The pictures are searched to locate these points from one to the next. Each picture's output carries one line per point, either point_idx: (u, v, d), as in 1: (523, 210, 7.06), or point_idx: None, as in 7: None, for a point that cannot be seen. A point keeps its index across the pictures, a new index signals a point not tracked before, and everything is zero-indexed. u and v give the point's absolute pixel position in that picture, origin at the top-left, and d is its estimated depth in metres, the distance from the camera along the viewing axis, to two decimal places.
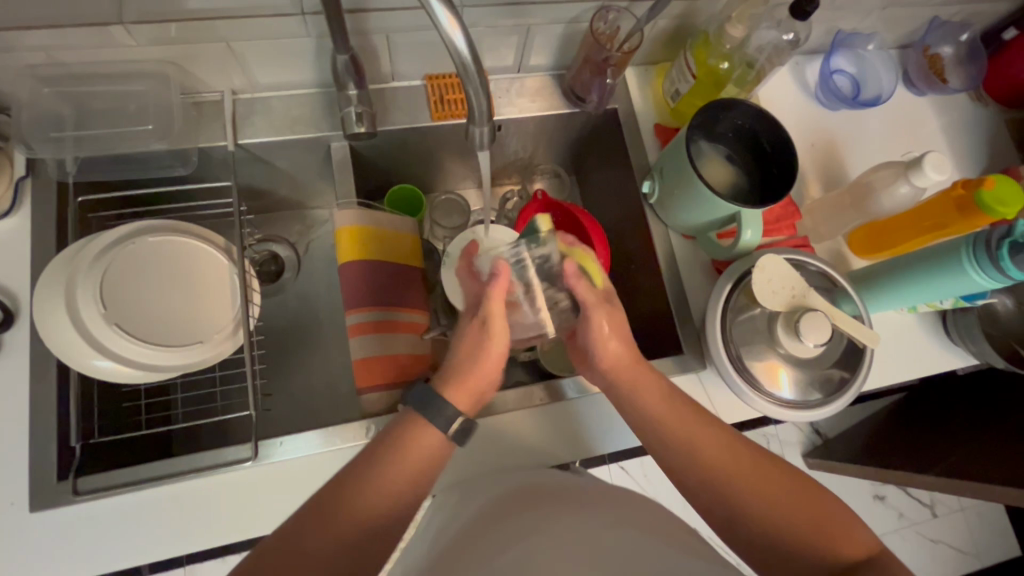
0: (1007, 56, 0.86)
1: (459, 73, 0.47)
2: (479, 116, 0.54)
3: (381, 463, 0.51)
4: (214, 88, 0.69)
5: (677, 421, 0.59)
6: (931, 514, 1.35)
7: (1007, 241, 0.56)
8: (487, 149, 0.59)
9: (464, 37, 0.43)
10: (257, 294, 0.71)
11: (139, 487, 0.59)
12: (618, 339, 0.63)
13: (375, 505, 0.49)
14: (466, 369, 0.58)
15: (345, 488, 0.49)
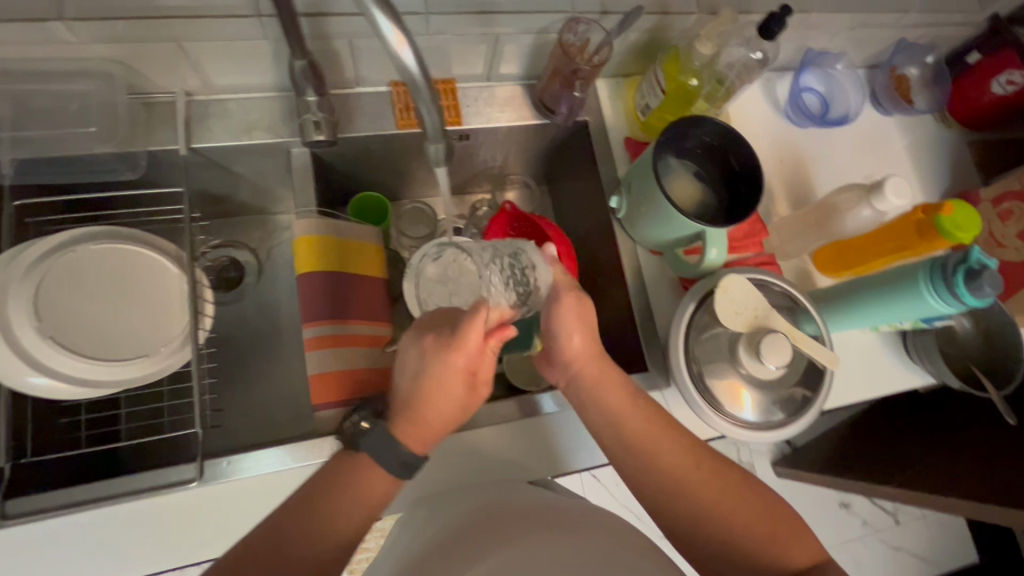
0: (972, 79, 0.87)
1: (409, 88, 0.46)
2: (433, 130, 0.52)
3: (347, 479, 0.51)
4: (166, 89, 0.66)
5: (637, 433, 0.58)
6: (894, 522, 1.37)
7: (963, 267, 0.57)
8: (444, 165, 0.57)
9: (412, 52, 0.42)
10: (210, 304, 0.68)
11: (74, 510, 0.56)
12: (586, 335, 0.60)
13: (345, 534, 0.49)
14: (431, 413, 0.54)
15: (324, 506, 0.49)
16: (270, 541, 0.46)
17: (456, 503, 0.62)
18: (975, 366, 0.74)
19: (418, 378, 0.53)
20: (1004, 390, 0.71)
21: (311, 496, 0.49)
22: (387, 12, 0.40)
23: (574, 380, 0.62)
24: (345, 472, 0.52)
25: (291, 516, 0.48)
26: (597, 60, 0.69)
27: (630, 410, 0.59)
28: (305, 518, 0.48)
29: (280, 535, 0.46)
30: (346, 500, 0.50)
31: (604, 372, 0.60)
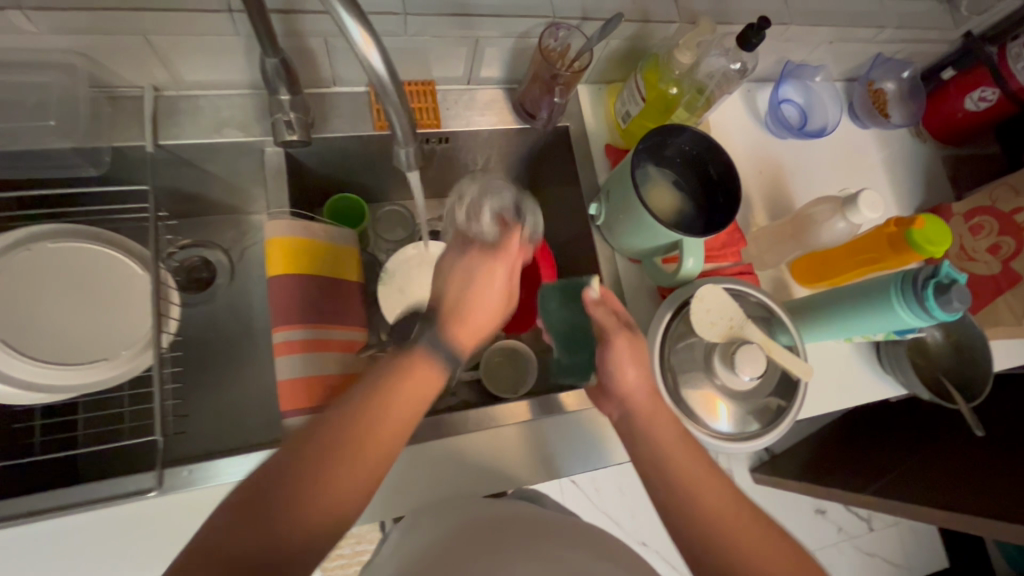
0: (947, 94, 0.89)
1: (377, 91, 0.45)
2: (403, 134, 0.51)
3: (388, 398, 0.46)
4: (134, 83, 0.64)
5: (686, 472, 0.52)
6: (868, 528, 1.39)
7: (932, 281, 0.57)
8: (415, 170, 0.56)
9: (379, 55, 0.41)
10: (177, 307, 0.66)
11: (22, 521, 0.53)
12: (644, 373, 0.57)
13: (382, 449, 0.45)
14: (481, 310, 0.54)
15: (358, 425, 0.45)
16: (299, 461, 0.43)
17: (428, 517, 0.61)
18: (944, 378, 0.76)
19: (468, 273, 0.55)
20: (972, 402, 0.73)
21: (342, 416, 0.45)
22: (352, 14, 0.39)
23: (628, 416, 0.57)
24: (379, 384, 0.47)
25: (322, 435, 0.44)
26: (574, 65, 0.68)
27: (685, 450, 0.54)
28: (337, 432, 0.44)
29: (310, 456, 0.43)
30: (383, 414, 0.46)
31: (660, 411, 0.56)
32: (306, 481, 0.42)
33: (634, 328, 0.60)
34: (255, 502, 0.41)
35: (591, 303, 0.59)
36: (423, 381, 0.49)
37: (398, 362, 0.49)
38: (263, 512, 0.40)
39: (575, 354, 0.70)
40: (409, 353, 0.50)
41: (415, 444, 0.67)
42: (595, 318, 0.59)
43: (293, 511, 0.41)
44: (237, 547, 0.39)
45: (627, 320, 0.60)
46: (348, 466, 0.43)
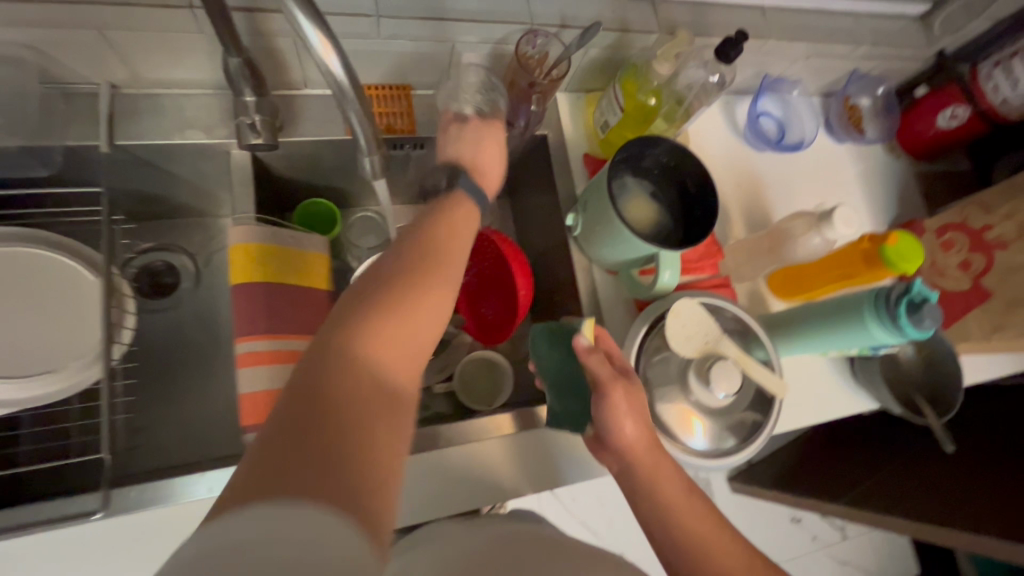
0: (918, 111, 0.90)
1: (336, 98, 0.43)
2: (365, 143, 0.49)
3: (444, 225, 0.50)
4: (89, 80, 0.61)
5: (689, 524, 0.54)
6: (842, 536, 1.40)
7: (905, 299, 0.57)
8: (382, 178, 0.54)
9: (339, 60, 0.39)
10: (133, 316, 0.63)
11: None
12: (640, 423, 0.56)
13: (457, 265, 0.48)
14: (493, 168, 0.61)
15: (430, 245, 0.47)
16: (390, 282, 0.43)
17: None
18: (920, 395, 0.76)
19: (478, 136, 0.61)
20: (943, 416, 0.74)
21: (404, 248, 0.46)
22: (310, 16, 0.37)
23: (628, 469, 0.56)
24: (426, 225, 0.49)
25: (391, 265, 0.44)
26: (554, 72, 0.67)
27: (686, 501, 0.55)
28: (413, 251, 0.46)
29: (389, 280, 0.43)
30: (449, 241, 0.49)
31: (660, 462, 0.56)
32: (403, 288, 0.42)
33: (628, 372, 0.58)
34: (347, 322, 0.39)
35: (581, 352, 0.56)
36: (465, 218, 0.52)
37: (436, 205, 0.53)
38: (374, 318, 0.40)
39: (568, 402, 0.64)
40: (445, 201, 0.53)
41: None
42: (591, 370, 0.55)
43: (401, 317, 0.41)
44: (356, 342, 0.38)
45: (621, 366, 0.58)
46: (428, 283, 0.44)
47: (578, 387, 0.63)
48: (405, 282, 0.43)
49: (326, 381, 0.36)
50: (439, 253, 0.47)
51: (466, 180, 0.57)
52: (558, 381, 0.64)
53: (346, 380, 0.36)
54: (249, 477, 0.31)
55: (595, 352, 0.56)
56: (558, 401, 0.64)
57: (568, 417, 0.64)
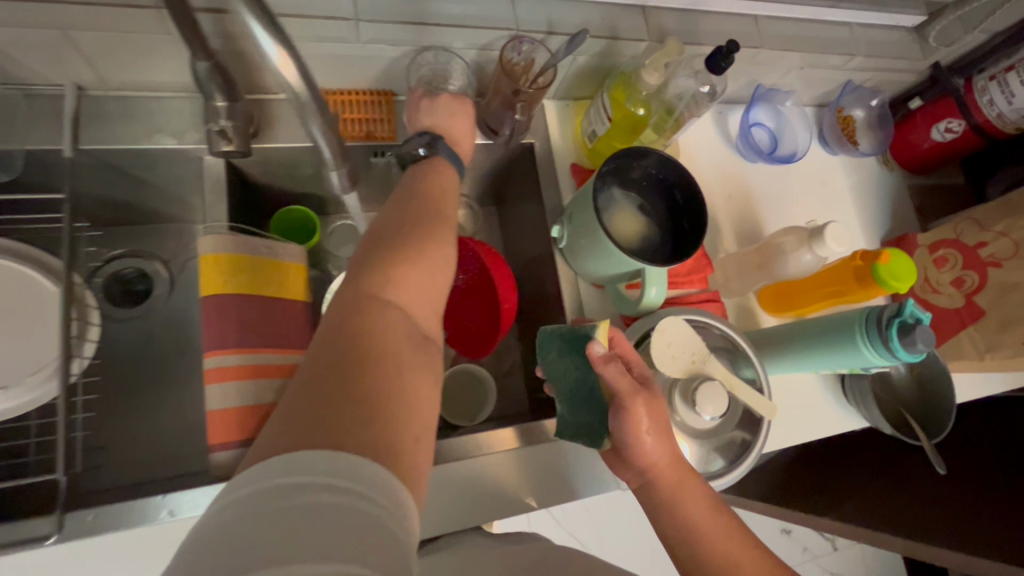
0: (912, 124, 0.89)
1: (297, 111, 0.41)
2: (330, 158, 0.47)
3: (430, 185, 0.52)
4: (53, 81, 0.58)
5: (716, 546, 0.52)
6: (832, 548, 1.39)
7: (897, 321, 0.55)
8: (351, 193, 0.51)
9: (296, 71, 0.37)
10: (96, 328, 0.61)
11: None
12: (663, 440, 0.53)
13: (450, 219, 0.50)
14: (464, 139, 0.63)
15: (420, 203, 0.49)
16: (387, 241, 0.45)
17: None
18: (908, 412, 0.74)
19: (446, 109, 0.62)
20: (935, 438, 0.72)
21: (399, 208, 0.48)
22: (265, 27, 0.35)
23: (652, 485, 0.54)
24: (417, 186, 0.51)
25: (388, 225, 0.47)
26: (540, 81, 0.65)
27: (713, 522, 0.53)
28: (403, 210, 0.48)
29: (390, 238, 0.45)
30: (439, 200, 0.51)
31: (685, 480, 0.54)
32: (402, 243, 0.45)
33: (649, 380, 0.55)
34: (359, 280, 0.42)
35: (598, 361, 0.54)
36: (452, 178, 0.55)
37: (419, 168, 0.55)
38: (380, 275, 0.42)
39: (579, 411, 0.60)
40: (431, 163, 0.55)
41: None
42: (608, 381, 0.53)
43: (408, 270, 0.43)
44: (367, 298, 0.41)
45: (640, 375, 0.55)
46: (429, 236, 0.46)
47: (591, 399, 0.59)
48: (406, 237, 0.45)
49: (347, 333, 0.38)
50: (431, 211, 0.49)
51: (443, 145, 0.58)
52: (569, 388, 0.61)
53: (367, 331, 0.39)
54: (291, 426, 0.33)
55: (608, 362, 0.54)
56: (569, 409, 0.60)
57: (578, 429, 0.59)
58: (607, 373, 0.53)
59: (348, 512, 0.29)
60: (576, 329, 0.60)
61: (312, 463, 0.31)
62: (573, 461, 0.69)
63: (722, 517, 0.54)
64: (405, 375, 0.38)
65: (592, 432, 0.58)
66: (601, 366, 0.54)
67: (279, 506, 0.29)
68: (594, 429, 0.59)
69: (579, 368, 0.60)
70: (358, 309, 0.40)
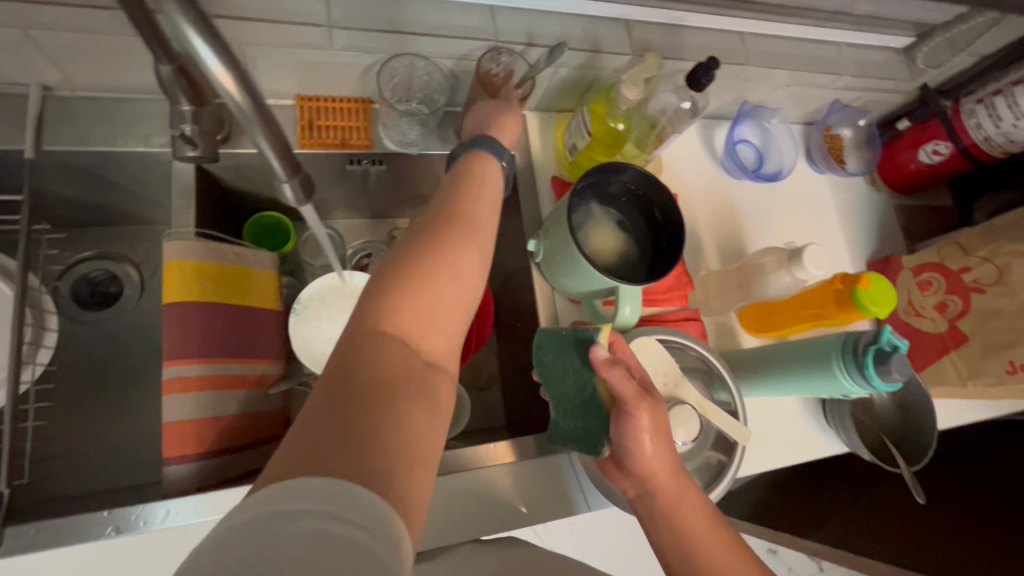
0: (900, 145, 0.87)
1: (241, 123, 0.38)
2: (282, 170, 0.44)
3: (472, 188, 0.50)
4: (18, 81, 0.57)
5: (712, 560, 0.50)
6: (817, 568, 1.36)
7: (873, 348, 0.53)
8: (308, 205, 0.48)
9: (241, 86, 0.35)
10: (55, 334, 0.60)
11: None
12: (663, 446, 0.52)
13: (485, 231, 0.49)
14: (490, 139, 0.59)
15: (459, 211, 0.48)
16: (418, 256, 0.44)
17: None
18: (887, 438, 0.73)
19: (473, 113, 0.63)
20: (913, 466, 0.70)
21: (430, 224, 0.46)
22: (207, 37, 0.33)
23: (649, 495, 0.53)
24: (454, 203, 0.48)
25: (417, 244, 0.45)
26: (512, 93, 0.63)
27: (711, 536, 0.51)
28: (438, 224, 0.47)
29: (418, 258, 0.43)
30: (478, 205, 0.49)
31: (684, 491, 0.52)
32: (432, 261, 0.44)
33: (651, 389, 0.54)
34: (380, 302, 0.40)
35: (602, 365, 0.53)
36: (496, 181, 0.53)
37: (463, 164, 0.53)
38: (408, 292, 0.41)
39: (573, 417, 0.57)
40: (473, 161, 0.53)
41: None
42: (611, 384, 0.52)
43: (433, 292, 0.42)
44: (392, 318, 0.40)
45: (641, 381, 0.54)
46: (454, 265, 0.44)
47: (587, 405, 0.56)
48: (434, 256, 0.44)
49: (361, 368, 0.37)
50: (468, 224, 0.48)
51: (467, 144, 0.56)
52: (562, 393, 0.58)
53: (378, 364, 0.37)
54: (299, 447, 0.32)
55: (611, 367, 0.53)
56: (562, 414, 0.58)
57: (573, 436, 0.56)
58: (607, 373, 0.52)
59: (333, 538, 0.28)
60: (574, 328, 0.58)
61: (309, 488, 0.29)
62: (542, 481, 0.66)
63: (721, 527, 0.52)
64: (410, 412, 0.36)
65: (589, 438, 0.55)
66: (603, 369, 0.53)
67: (271, 525, 0.28)
68: (592, 436, 0.55)
69: (574, 373, 0.58)
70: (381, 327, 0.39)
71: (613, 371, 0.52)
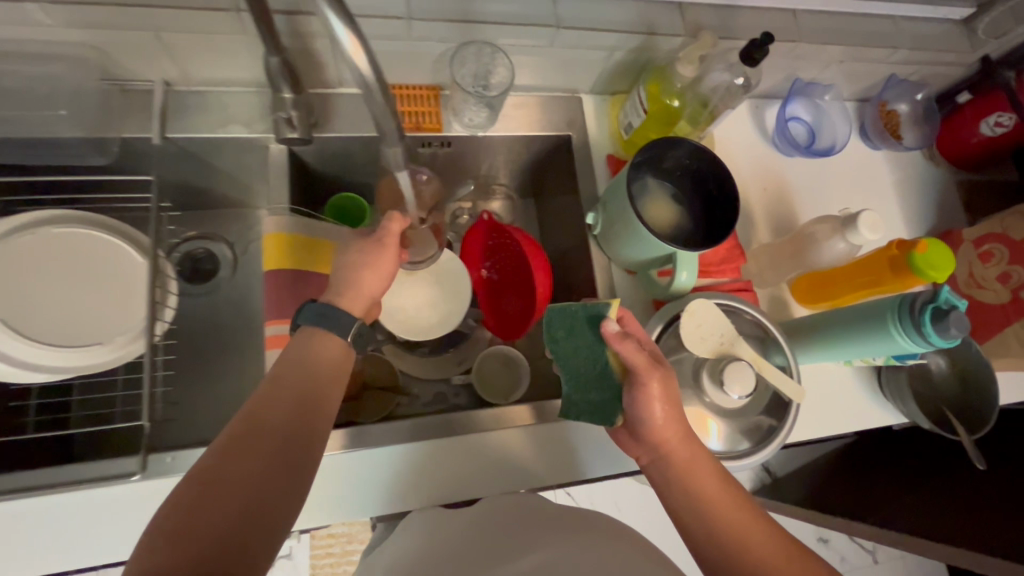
0: (962, 118, 0.87)
1: (363, 93, 0.45)
2: (389, 135, 0.51)
3: (322, 331, 0.55)
4: (145, 78, 0.66)
5: (727, 518, 0.53)
6: (872, 560, 1.32)
7: (931, 307, 0.55)
8: (405, 167, 0.56)
9: (367, 58, 0.42)
10: (175, 295, 0.68)
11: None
12: (674, 414, 0.55)
13: (327, 375, 0.54)
14: (357, 259, 0.60)
15: (303, 361, 0.53)
16: (261, 407, 0.49)
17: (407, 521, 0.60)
18: (949, 410, 0.73)
19: (342, 253, 0.61)
20: (974, 434, 0.70)
21: (279, 374, 0.52)
22: (341, 15, 0.40)
23: (664, 461, 0.55)
24: (305, 350, 0.54)
25: (268, 396, 0.50)
26: (426, 197, 0.77)
27: (723, 496, 0.54)
28: (290, 373, 0.52)
29: (264, 410, 0.49)
30: (325, 349, 0.55)
31: (696, 456, 0.55)
32: (275, 413, 0.49)
33: (661, 359, 0.57)
34: (223, 454, 0.46)
35: (613, 338, 0.56)
36: (369, 290, 0.59)
37: (326, 298, 0.58)
38: (250, 442, 0.47)
39: (586, 391, 0.59)
40: (328, 298, 0.58)
41: (404, 445, 0.67)
42: (624, 357, 0.56)
43: (272, 438, 0.48)
44: (230, 467, 0.45)
45: (651, 351, 0.57)
46: (293, 410, 0.50)
47: (600, 378, 0.59)
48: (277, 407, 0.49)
49: (198, 545, 0.41)
50: (313, 374, 0.53)
51: (351, 249, 0.61)
52: (574, 371, 0.60)
53: (212, 512, 0.42)
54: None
55: (619, 340, 0.56)
56: (575, 391, 0.60)
57: (587, 408, 0.59)
58: (616, 344, 0.55)
59: None
60: (577, 304, 0.61)
61: None
62: (601, 438, 0.71)
63: (731, 494, 0.54)
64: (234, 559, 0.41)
65: (604, 412, 0.58)
66: (614, 343, 0.56)
67: None
68: (606, 409, 0.58)
69: (585, 350, 0.60)
70: (214, 478, 0.44)
71: (624, 346, 0.56)
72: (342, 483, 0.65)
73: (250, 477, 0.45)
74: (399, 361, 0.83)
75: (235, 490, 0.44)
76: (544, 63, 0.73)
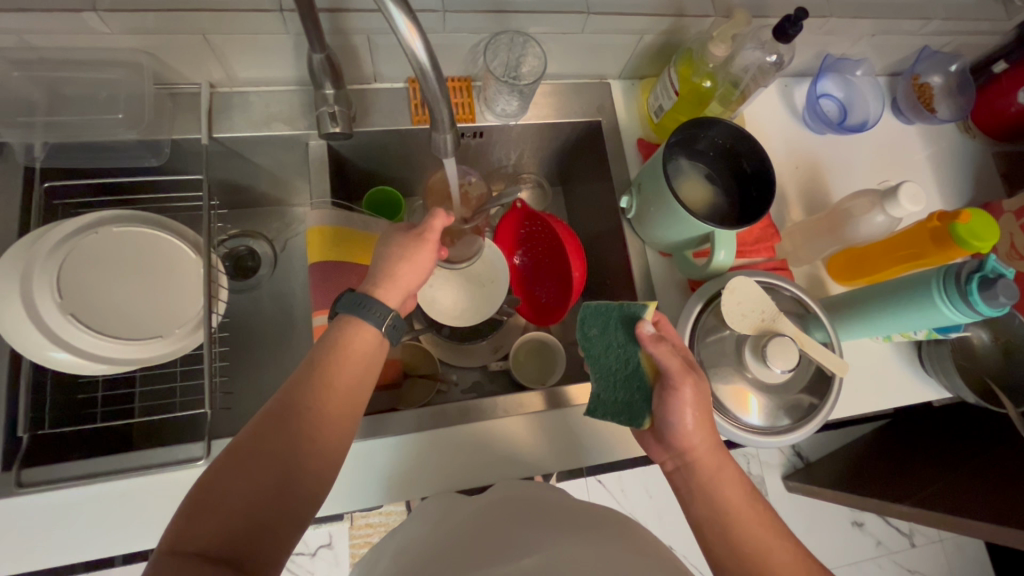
0: (998, 87, 0.84)
1: (418, 79, 0.47)
2: (441, 122, 0.53)
3: (356, 322, 0.55)
4: (192, 81, 0.69)
5: (743, 516, 0.51)
6: (909, 543, 1.28)
7: (977, 276, 0.55)
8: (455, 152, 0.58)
9: (423, 45, 0.43)
10: (224, 290, 0.71)
11: (69, 484, 0.58)
12: (702, 416, 0.54)
13: (356, 373, 0.54)
14: (395, 253, 0.60)
15: (336, 353, 0.53)
16: (294, 395, 0.50)
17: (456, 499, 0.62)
18: (993, 381, 0.72)
19: (383, 242, 0.62)
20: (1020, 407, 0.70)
21: (312, 363, 0.52)
22: (399, 5, 0.42)
23: (687, 466, 0.54)
24: (339, 342, 0.54)
25: (301, 383, 0.51)
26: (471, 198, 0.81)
27: (748, 511, 0.52)
28: (322, 364, 0.52)
29: (296, 397, 0.50)
30: (358, 340, 0.55)
31: (722, 464, 0.54)
32: (305, 404, 0.50)
33: (694, 365, 0.56)
34: (255, 435, 0.47)
35: (647, 340, 0.55)
36: (411, 280, 0.60)
37: (366, 287, 0.59)
38: (280, 429, 0.48)
39: (615, 391, 0.59)
40: (369, 287, 0.59)
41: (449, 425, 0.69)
42: (657, 358, 0.55)
43: (301, 431, 0.49)
44: (260, 449, 0.47)
45: (685, 356, 0.56)
46: (321, 405, 0.50)
47: (631, 381, 0.58)
48: (307, 397, 0.50)
49: (222, 519, 0.43)
50: (344, 367, 0.53)
51: (392, 238, 0.62)
52: (606, 368, 0.60)
53: (238, 492, 0.45)
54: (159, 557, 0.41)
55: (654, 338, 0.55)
56: (604, 388, 0.60)
57: (614, 407, 0.59)
58: (650, 347, 0.55)
59: None
60: (615, 304, 0.60)
61: None
62: None
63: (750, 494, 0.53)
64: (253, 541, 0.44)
65: (632, 412, 0.57)
66: (648, 344, 0.55)
67: None
68: (633, 410, 0.57)
69: (617, 348, 0.60)
70: (245, 454, 0.46)
71: (659, 348, 0.55)
72: (396, 464, 0.68)
73: (273, 470, 0.46)
74: (438, 349, 0.85)
75: (261, 473, 0.46)
76: (574, 49, 0.74)
